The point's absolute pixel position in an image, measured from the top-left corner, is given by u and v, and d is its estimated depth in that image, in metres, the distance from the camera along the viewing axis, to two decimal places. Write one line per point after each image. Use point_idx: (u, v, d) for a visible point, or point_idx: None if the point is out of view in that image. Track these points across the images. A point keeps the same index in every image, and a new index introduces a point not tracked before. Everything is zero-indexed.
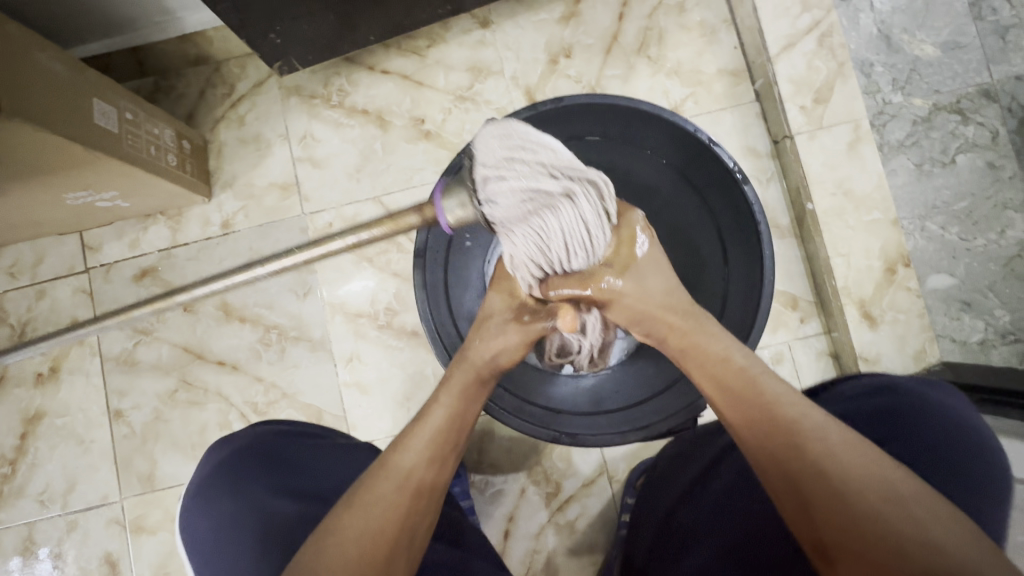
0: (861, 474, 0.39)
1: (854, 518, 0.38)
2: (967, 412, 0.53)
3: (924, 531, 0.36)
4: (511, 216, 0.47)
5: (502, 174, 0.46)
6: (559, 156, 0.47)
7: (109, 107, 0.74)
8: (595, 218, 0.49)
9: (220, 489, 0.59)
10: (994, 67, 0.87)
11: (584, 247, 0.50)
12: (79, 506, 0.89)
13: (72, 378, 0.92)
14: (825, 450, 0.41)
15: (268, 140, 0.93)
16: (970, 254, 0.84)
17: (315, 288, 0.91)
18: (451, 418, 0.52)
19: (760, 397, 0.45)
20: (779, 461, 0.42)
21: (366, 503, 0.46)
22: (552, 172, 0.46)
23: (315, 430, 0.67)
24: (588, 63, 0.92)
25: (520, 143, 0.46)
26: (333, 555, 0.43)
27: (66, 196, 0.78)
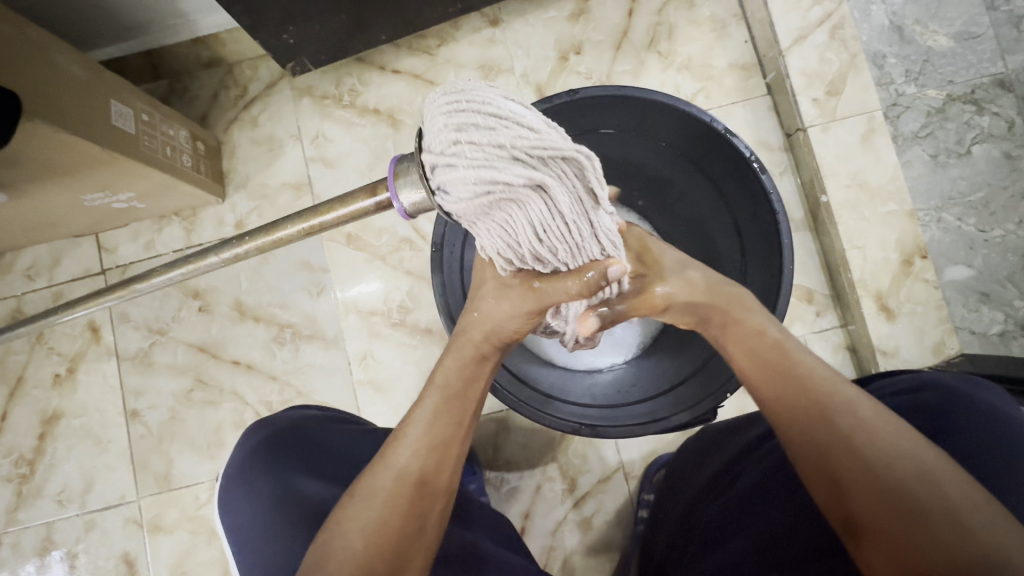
0: (892, 445, 0.40)
1: (880, 488, 0.39)
2: (1013, 409, 0.51)
3: (954, 508, 0.36)
4: (469, 206, 0.41)
5: (454, 160, 0.40)
6: (524, 133, 0.39)
7: (126, 109, 0.75)
8: (574, 207, 0.41)
9: (257, 474, 0.59)
10: (1008, 56, 0.86)
11: (561, 240, 0.43)
12: (96, 506, 0.90)
13: (89, 378, 0.93)
14: (855, 423, 0.42)
15: (281, 140, 0.94)
16: (988, 245, 0.84)
17: (328, 287, 0.91)
18: (451, 399, 0.53)
19: (795, 369, 0.47)
20: (808, 432, 0.43)
21: (368, 495, 0.47)
22: (513, 156, 0.38)
23: (344, 420, 0.69)
24: (598, 60, 0.92)
25: (476, 119, 0.39)
26: (339, 548, 0.44)
27: (84, 198, 0.79)
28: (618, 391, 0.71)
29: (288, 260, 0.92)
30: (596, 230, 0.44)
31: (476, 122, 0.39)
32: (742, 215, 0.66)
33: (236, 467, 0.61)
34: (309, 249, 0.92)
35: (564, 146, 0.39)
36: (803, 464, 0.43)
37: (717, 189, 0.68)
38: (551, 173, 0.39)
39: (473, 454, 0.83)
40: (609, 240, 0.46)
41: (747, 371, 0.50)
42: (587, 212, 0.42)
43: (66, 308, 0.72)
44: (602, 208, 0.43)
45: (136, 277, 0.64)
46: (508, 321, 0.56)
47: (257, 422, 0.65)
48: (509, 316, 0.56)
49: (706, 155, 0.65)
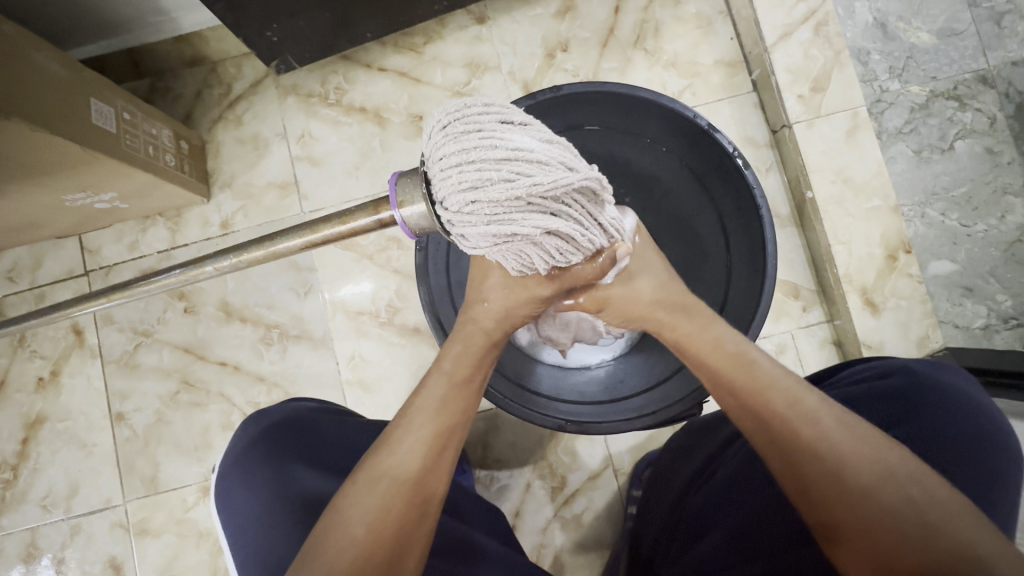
0: (856, 452, 0.41)
1: (850, 493, 0.40)
2: (976, 392, 0.52)
3: (920, 508, 0.38)
4: (497, 248, 0.44)
5: (473, 216, 0.42)
6: (536, 179, 0.40)
7: (107, 107, 0.74)
8: (589, 225, 0.44)
9: (255, 459, 0.58)
10: (989, 53, 0.87)
11: (583, 252, 0.47)
12: (82, 510, 0.89)
13: (73, 381, 0.91)
14: (815, 434, 0.42)
15: (266, 139, 0.93)
16: (971, 239, 0.85)
17: (315, 286, 0.91)
18: (457, 390, 0.52)
19: (755, 380, 0.47)
20: (777, 445, 0.44)
21: (373, 482, 0.46)
22: (531, 202, 0.40)
23: (343, 412, 0.69)
24: (585, 57, 0.92)
25: (485, 172, 0.40)
26: (338, 535, 0.43)
27: (65, 198, 0.78)
28: (605, 388, 0.72)
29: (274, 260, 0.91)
30: (610, 228, 0.47)
31: (489, 180, 0.40)
32: (727, 211, 0.66)
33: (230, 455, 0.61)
34: None
35: (573, 178, 0.40)
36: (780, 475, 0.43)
37: (703, 185, 0.68)
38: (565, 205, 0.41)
39: (463, 453, 0.83)
40: (621, 227, 0.50)
41: (714, 384, 0.50)
42: (600, 223, 0.45)
43: (55, 307, 0.70)
44: (610, 206, 0.46)
45: (133, 280, 0.63)
46: (519, 310, 0.56)
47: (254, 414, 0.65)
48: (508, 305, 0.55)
49: (691, 151, 0.66)
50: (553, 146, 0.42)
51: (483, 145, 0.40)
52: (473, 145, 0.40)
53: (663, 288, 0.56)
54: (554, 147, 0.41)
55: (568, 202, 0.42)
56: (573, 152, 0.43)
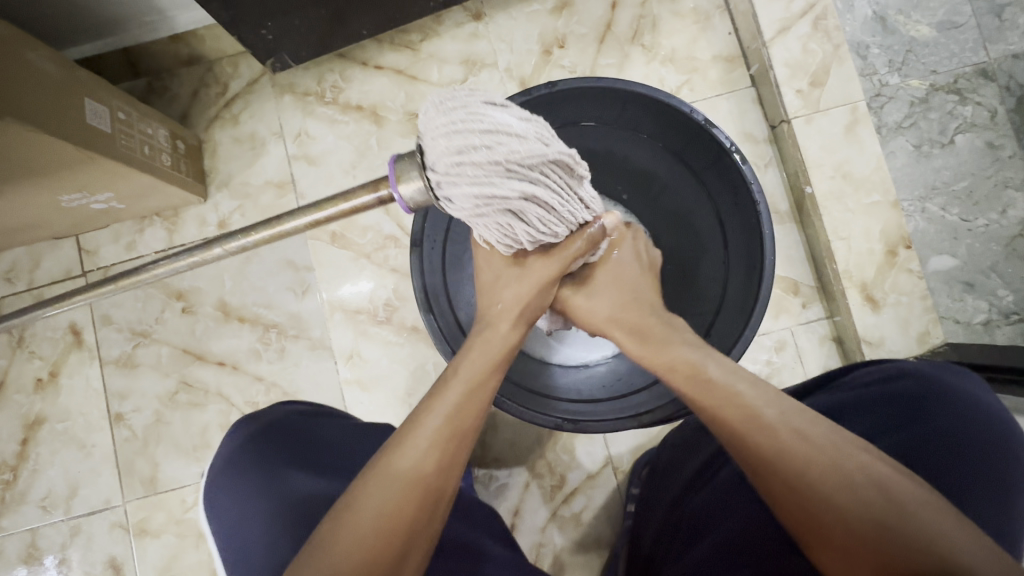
0: (814, 463, 0.41)
1: (815, 500, 0.40)
2: (985, 395, 0.52)
3: (877, 513, 0.38)
4: (479, 219, 0.45)
5: (455, 183, 0.42)
6: (516, 147, 0.41)
7: (102, 107, 0.73)
8: (567, 196, 0.46)
9: (248, 464, 0.58)
10: (991, 45, 0.86)
11: (562, 224, 0.48)
12: (82, 511, 0.89)
13: (72, 382, 0.91)
14: (771, 442, 0.42)
15: (263, 138, 0.93)
16: (972, 234, 0.84)
17: (313, 286, 0.90)
18: (474, 391, 0.51)
19: (713, 396, 0.46)
20: (742, 453, 0.43)
21: (386, 482, 0.44)
22: (512, 171, 0.41)
23: (330, 412, 0.69)
24: (582, 53, 0.91)
25: (469, 140, 0.40)
26: (349, 536, 0.42)
27: (61, 199, 0.77)
28: (602, 387, 0.71)
29: (271, 259, 0.91)
30: (585, 201, 0.49)
31: (475, 143, 0.40)
32: (724, 206, 0.66)
33: (219, 464, 0.61)
34: (292, 248, 0.91)
35: (553, 152, 0.42)
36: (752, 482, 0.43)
37: (700, 181, 0.68)
38: (543, 176, 0.43)
39: None
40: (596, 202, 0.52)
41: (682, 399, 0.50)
42: (577, 195, 0.47)
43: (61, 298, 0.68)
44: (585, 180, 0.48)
45: (138, 268, 0.62)
46: (533, 302, 0.57)
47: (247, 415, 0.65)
48: (525, 301, 0.56)
49: (687, 146, 0.65)
50: (533, 120, 0.43)
51: (467, 115, 0.41)
52: (458, 113, 0.41)
53: (620, 307, 0.58)
54: (531, 120, 0.43)
55: (547, 174, 0.43)
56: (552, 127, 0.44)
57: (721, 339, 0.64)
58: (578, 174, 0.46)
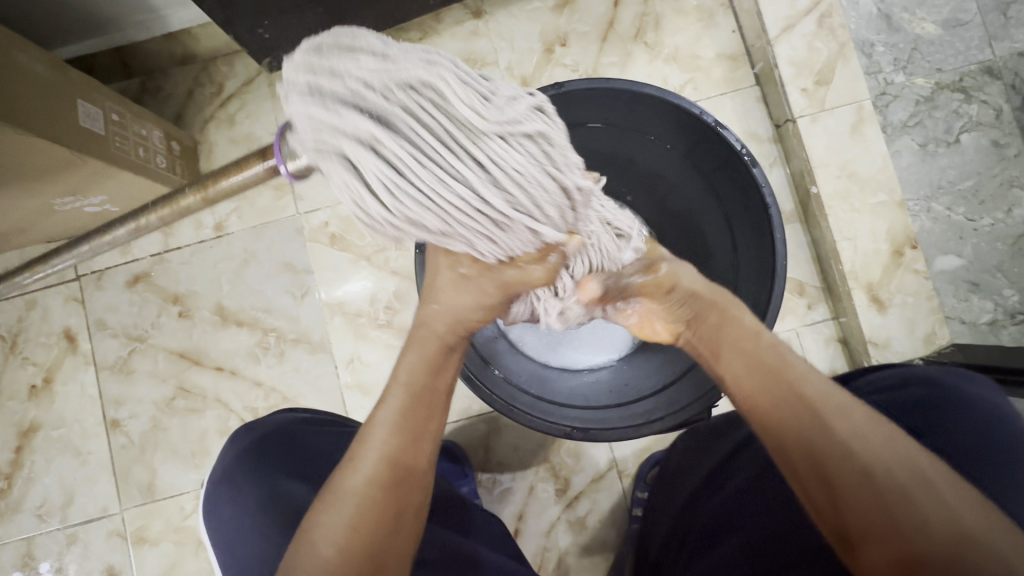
0: (891, 456, 0.39)
1: (876, 498, 0.38)
2: (1001, 401, 0.50)
3: (957, 517, 0.36)
4: (339, 164, 0.33)
5: (285, 94, 0.33)
6: (362, 57, 0.31)
7: (94, 109, 0.72)
8: (451, 147, 0.32)
9: (244, 474, 0.61)
10: (996, 43, 0.85)
11: (450, 204, 0.33)
12: (79, 519, 0.87)
13: (66, 388, 0.90)
14: (853, 428, 0.41)
15: (260, 139, 0.91)
16: (977, 234, 0.83)
17: (312, 289, 0.89)
18: (411, 398, 0.49)
19: (790, 371, 0.45)
20: (812, 433, 0.41)
21: (329, 509, 0.45)
22: (354, 92, 0.31)
23: (332, 419, 0.70)
24: (584, 52, 0.90)
25: (327, 50, 0.32)
26: (311, 555, 0.43)
27: (53, 202, 0.75)
28: (609, 392, 0.70)
29: (269, 262, 0.89)
30: (502, 173, 0.33)
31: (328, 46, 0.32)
32: (733, 209, 0.65)
33: (220, 477, 0.62)
34: (291, 250, 0.89)
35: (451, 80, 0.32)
36: (797, 460, 0.41)
37: (708, 183, 0.67)
38: (435, 113, 0.32)
39: (465, 457, 0.83)
40: (543, 190, 0.35)
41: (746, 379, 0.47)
42: (475, 155, 0.32)
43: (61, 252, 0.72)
44: (509, 138, 0.33)
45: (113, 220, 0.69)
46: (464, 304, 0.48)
47: (243, 426, 0.67)
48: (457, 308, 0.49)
49: (697, 147, 0.64)
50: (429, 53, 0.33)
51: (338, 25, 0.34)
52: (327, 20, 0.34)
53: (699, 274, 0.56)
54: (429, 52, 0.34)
55: (407, 103, 0.31)
56: (446, 58, 0.33)
57: None
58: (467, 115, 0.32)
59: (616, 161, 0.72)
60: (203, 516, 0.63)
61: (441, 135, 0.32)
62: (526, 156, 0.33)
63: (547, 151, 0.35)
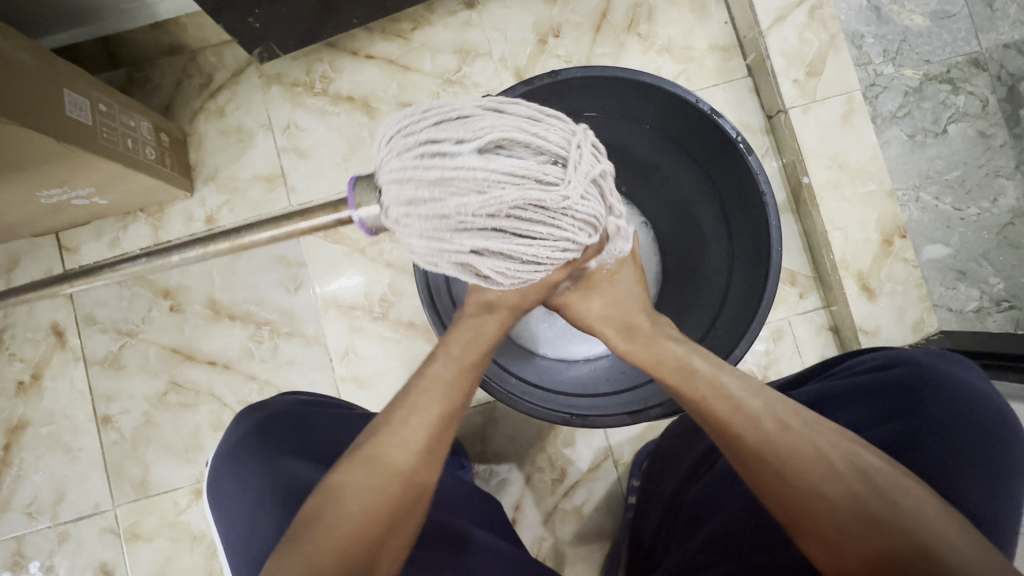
0: (802, 454, 0.43)
1: (796, 499, 0.42)
2: (984, 384, 0.51)
3: (863, 501, 0.40)
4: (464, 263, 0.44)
5: (410, 234, 0.43)
6: (470, 199, 0.40)
7: (81, 99, 0.70)
8: (547, 228, 0.42)
9: (247, 453, 0.62)
10: (982, 35, 0.87)
11: (553, 258, 0.44)
12: (70, 517, 0.86)
13: (55, 384, 0.88)
14: (761, 437, 0.44)
15: (251, 131, 0.90)
16: (964, 223, 0.85)
17: (306, 282, 0.88)
18: (463, 372, 0.53)
19: (693, 390, 0.49)
20: (726, 445, 0.46)
21: (370, 461, 0.47)
22: (468, 224, 0.41)
23: (331, 401, 0.71)
24: (578, 42, 0.90)
25: (423, 191, 0.40)
26: (334, 512, 0.44)
27: (39, 195, 0.74)
28: (607, 380, 0.71)
29: (262, 255, 0.89)
30: (584, 219, 0.43)
31: (426, 192, 0.40)
32: (728, 196, 0.65)
33: (226, 454, 0.64)
34: (284, 243, 0.89)
35: (530, 180, 0.40)
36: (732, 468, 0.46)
37: (703, 171, 0.67)
38: (528, 214, 0.41)
39: (461, 447, 0.82)
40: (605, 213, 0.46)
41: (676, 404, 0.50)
42: (565, 223, 0.43)
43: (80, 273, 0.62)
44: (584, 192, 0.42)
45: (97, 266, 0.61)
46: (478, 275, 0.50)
47: (249, 406, 0.68)
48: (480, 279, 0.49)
49: (692, 135, 0.64)
50: (502, 144, 0.41)
51: (421, 156, 0.41)
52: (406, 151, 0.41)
53: (626, 295, 0.57)
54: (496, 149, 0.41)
55: (510, 210, 0.41)
56: (520, 141, 0.41)
57: (727, 331, 0.63)
58: (557, 198, 0.41)
59: (612, 149, 0.72)
60: (207, 495, 0.64)
61: (535, 222, 0.42)
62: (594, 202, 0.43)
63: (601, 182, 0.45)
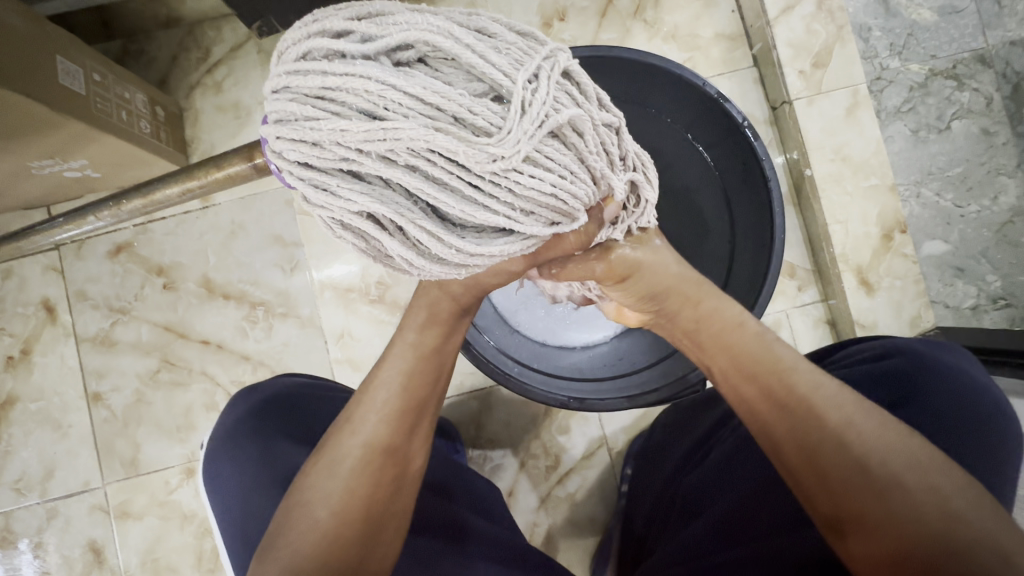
0: (878, 443, 0.40)
1: (869, 483, 0.39)
2: (980, 373, 0.52)
3: (946, 499, 0.37)
4: (354, 224, 0.35)
5: (292, 172, 0.34)
6: (350, 125, 0.30)
7: (74, 67, 0.69)
8: (466, 193, 0.32)
9: (244, 434, 0.61)
10: (989, 31, 0.86)
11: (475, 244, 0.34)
12: (59, 494, 0.86)
13: (45, 360, 0.87)
14: (843, 419, 0.41)
15: (249, 107, 0.88)
16: (964, 220, 0.85)
17: (302, 262, 0.87)
18: (422, 362, 0.48)
19: (777, 363, 0.45)
20: (797, 427, 0.42)
21: (328, 465, 0.45)
22: (353, 158, 0.31)
23: (335, 385, 0.71)
24: (583, 27, 0.89)
25: (300, 109, 0.31)
26: (301, 520, 0.43)
27: (30, 166, 0.72)
28: (606, 367, 0.71)
29: (258, 234, 0.87)
30: (538, 187, 0.32)
31: (298, 112, 0.31)
32: (732, 182, 0.65)
33: (223, 437, 0.63)
34: (280, 222, 0.87)
35: (443, 117, 0.30)
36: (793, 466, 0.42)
37: (708, 158, 0.67)
38: (432, 167, 0.31)
39: (456, 432, 0.82)
40: (576, 186, 0.34)
41: (745, 388, 0.46)
42: (501, 187, 0.32)
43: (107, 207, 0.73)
44: (539, 149, 0.31)
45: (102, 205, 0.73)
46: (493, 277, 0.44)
47: (246, 388, 0.68)
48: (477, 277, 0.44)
49: (699, 119, 0.64)
50: (419, 51, 0.31)
51: (310, 59, 0.31)
52: (289, 60, 0.31)
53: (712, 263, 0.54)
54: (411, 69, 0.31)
55: (415, 162, 0.31)
56: (446, 49, 0.30)
57: None
58: (481, 158, 0.30)
59: None
60: (202, 476, 0.64)
61: (444, 180, 0.32)
62: (548, 171, 0.32)
63: (570, 138, 0.33)
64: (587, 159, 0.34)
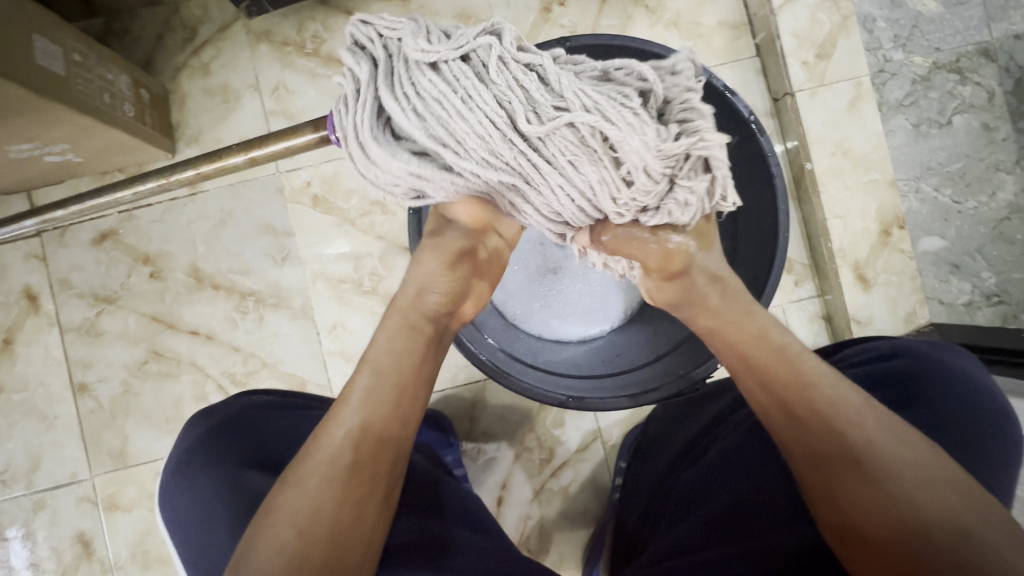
0: (904, 459, 0.40)
1: (882, 506, 0.39)
2: (984, 376, 0.52)
3: (957, 517, 0.37)
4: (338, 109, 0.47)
5: None
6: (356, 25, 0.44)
7: (53, 47, 0.66)
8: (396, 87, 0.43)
9: (199, 464, 0.61)
10: (994, 24, 0.85)
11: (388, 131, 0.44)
12: (46, 485, 0.84)
13: (29, 350, 0.85)
14: (862, 435, 0.42)
15: (237, 91, 0.85)
16: (961, 217, 0.85)
17: (293, 253, 0.85)
18: (383, 381, 0.48)
19: (800, 377, 0.46)
20: (805, 441, 0.43)
21: (296, 483, 0.44)
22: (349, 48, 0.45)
23: (293, 399, 0.69)
24: (582, 12, 0.86)
25: None
26: (267, 542, 0.42)
27: (9, 149, 0.69)
28: (602, 362, 0.70)
29: (248, 223, 0.85)
30: (422, 101, 0.43)
31: None
32: (736, 178, 0.64)
33: (177, 467, 0.62)
34: (271, 211, 0.85)
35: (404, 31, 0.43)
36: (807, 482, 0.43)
37: None
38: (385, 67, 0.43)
39: (449, 426, 0.82)
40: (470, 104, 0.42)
41: (759, 400, 0.47)
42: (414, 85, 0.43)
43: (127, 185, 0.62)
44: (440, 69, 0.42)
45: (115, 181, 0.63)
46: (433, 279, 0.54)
47: (201, 411, 0.66)
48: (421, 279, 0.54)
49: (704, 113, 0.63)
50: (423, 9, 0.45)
51: None
52: None
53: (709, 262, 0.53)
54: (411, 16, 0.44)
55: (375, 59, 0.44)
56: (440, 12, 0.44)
57: None
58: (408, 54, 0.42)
59: None
60: (161, 506, 0.63)
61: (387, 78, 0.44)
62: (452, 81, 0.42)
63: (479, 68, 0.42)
64: (479, 87, 0.42)
